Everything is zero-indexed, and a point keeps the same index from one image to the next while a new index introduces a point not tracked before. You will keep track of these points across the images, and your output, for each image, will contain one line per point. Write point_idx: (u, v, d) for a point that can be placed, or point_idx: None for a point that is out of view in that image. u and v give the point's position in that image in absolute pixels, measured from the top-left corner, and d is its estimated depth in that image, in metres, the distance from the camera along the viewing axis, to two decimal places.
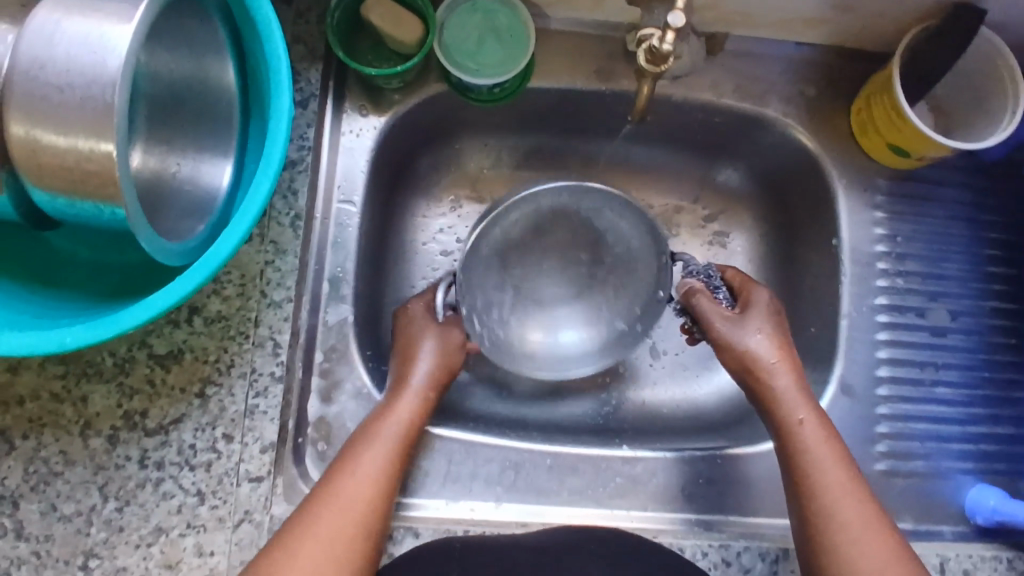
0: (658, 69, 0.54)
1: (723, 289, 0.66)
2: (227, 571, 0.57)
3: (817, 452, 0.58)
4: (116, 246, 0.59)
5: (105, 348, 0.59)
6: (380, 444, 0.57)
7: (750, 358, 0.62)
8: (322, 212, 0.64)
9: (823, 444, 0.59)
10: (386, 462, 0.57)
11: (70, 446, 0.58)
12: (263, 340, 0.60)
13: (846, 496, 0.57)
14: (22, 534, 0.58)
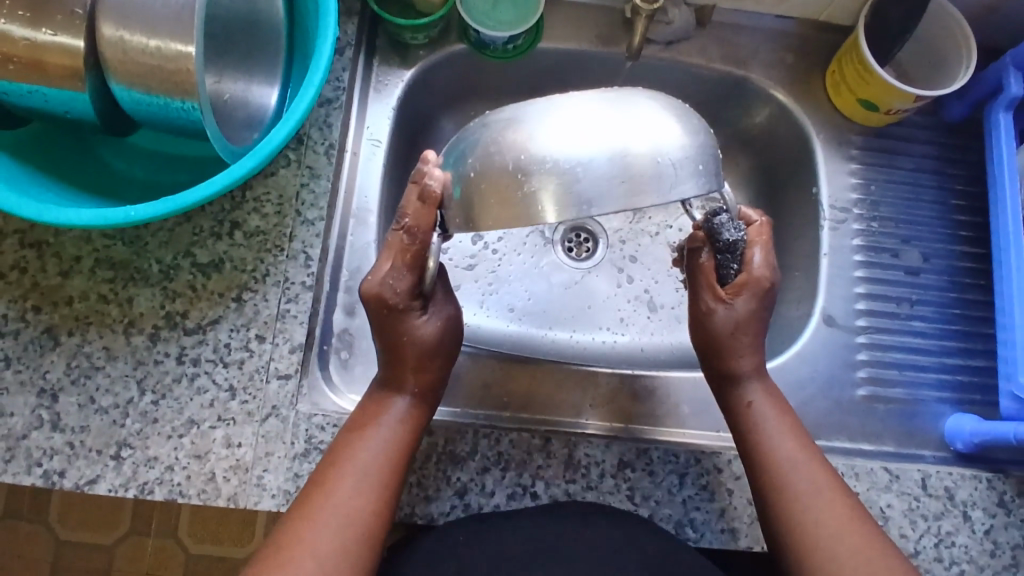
0: (652, 6, 0.67)
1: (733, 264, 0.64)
2: (253, 461, 0.61)
3: (770, 443, 0.61)
4: (169, 169, 0.66)
5: (153, 257, 0.64)
6: (366, 437, 0.59)
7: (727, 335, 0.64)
8: (353, 149, 0.71)
9: (773, 433, 0.62)
10: (371, 457, 0.58)
11: (113, 343, 0.63)
12: (296, 254, 0.66)
13: (805, 477, 0.59)
14: (58, 425, 0.61)
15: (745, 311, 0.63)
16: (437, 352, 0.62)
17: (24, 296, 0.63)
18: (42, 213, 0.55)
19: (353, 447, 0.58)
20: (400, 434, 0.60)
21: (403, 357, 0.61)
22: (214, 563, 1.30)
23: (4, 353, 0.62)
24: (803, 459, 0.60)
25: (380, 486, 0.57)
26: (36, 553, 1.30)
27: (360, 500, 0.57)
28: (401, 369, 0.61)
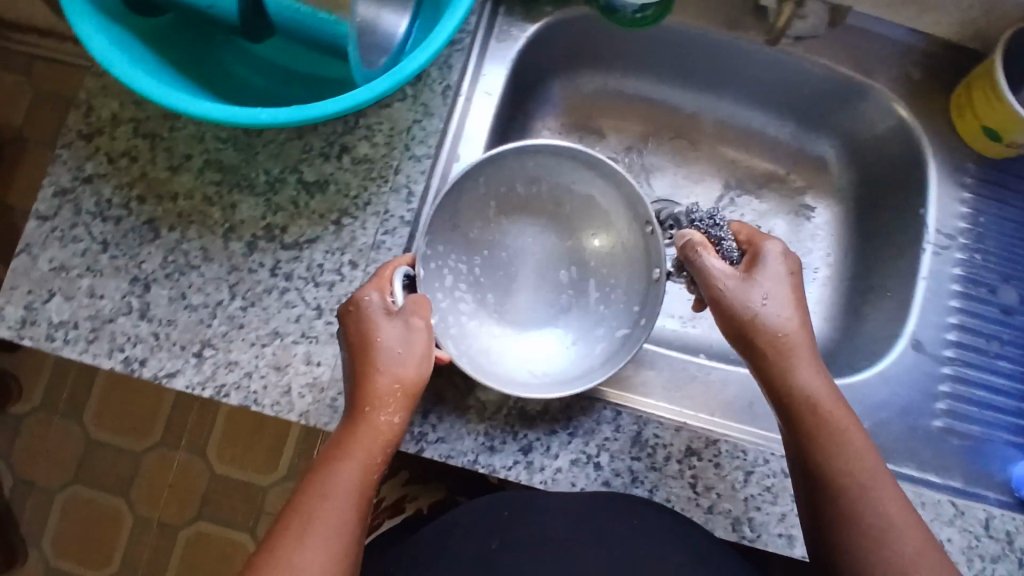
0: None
1: (728, 241, 0.66)
2: (329, 382, 0.62)
3: (846, 453, 0.57)
4: (290, 84, 0.66)
5: (261, 166, 0.65)
6: (343, 458, 0.55)
7: (759, 319, 0.60)
8: (467, 94, 0.70)
9: (848, 442, 0.58)
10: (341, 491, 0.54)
11: (210, 244, 0.63)
12: (400, 187, 0.65)
13: (884, 496, 0.56)
14: (146, 315, 0.62)
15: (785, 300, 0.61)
16: (405, 366, 0.57)
17: (131, 184, 0.64)
18: (177, 100, 0.54)
19: (323, 479, 0.55)
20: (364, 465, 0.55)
21: (374, 367, 0.57)
22: (236, 486, 1.33)
23: (104, 237, 0.63)
24: (875, 472, 0.57)
25: (349, 522, 0.54)
26: (66, 448, 1.33)
27: (330, 528, 0.53)
28: (369, 382, 0.57)
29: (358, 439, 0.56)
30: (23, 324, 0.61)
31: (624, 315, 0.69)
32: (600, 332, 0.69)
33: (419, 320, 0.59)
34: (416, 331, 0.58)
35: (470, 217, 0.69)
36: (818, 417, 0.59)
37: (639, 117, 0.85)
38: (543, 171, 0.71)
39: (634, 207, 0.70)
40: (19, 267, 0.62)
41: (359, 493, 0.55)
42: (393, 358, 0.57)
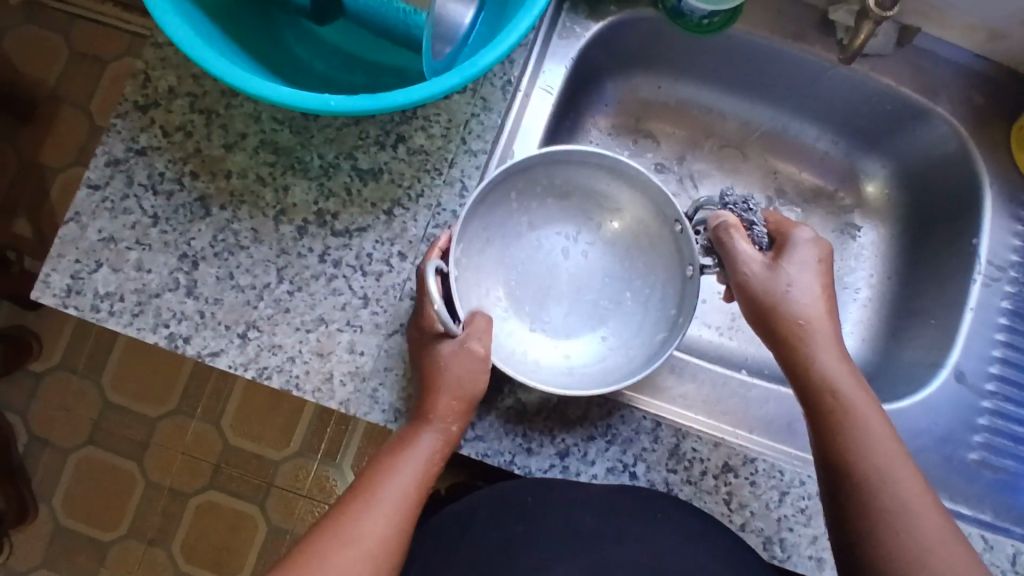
0: (883, 12, 0.65)
1: (758, 227, 0.66)
2: (371, 372, 0.62)
3: (861, 432, 0.57)
4: (349, 69, 0.66)
5: (316, 150, 0.64)
6: (394, 465, 0.58)
7: (781, 303, 0.61)
8: (525, 90, 0.69)
9: (864, 421, 0.58)
10: (388, 495, 0.57)
11: (261, 226, 0.63)
12: (453, 181, 0.65)
13: (899, 476, 0.56)
14: (192, 292, 0.62)
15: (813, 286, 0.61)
16: (471, 380, 0.59)
17: (184, 159, 0.63)
18: (245, 82, 0.52)
19: (382, 474, 0.58)
20: (425, 467, 0.58)
21: (438, 383, 0.58)
22: (248, 458, 1.33)
23: (155, 211, 0.62)
24: (892, 451, 0.57)
25: (404, 518, 0.57)
26: (82, 409, 1.34)
27: (386, 521, 0.56)
28: (433, 394, 0.58)
29: (420, 441, 0.58)
30: (69, 294, 0.61)
31: (663, 321, 0.68)
32: (637, 340, 0.68)
33: (480, 345, 0.60)
34: (477, 358, 0.60)
35: (503, 232, 0.69)
36: (835, 397, 0.59)
37: (690, 124, 0.84)
38: (573, 183, 0.71)
39: (662, 213, 0.68)
40: (68, 236, 0.62)
41: (418, 492, 0.58)
42: (460, 370, 0.59)
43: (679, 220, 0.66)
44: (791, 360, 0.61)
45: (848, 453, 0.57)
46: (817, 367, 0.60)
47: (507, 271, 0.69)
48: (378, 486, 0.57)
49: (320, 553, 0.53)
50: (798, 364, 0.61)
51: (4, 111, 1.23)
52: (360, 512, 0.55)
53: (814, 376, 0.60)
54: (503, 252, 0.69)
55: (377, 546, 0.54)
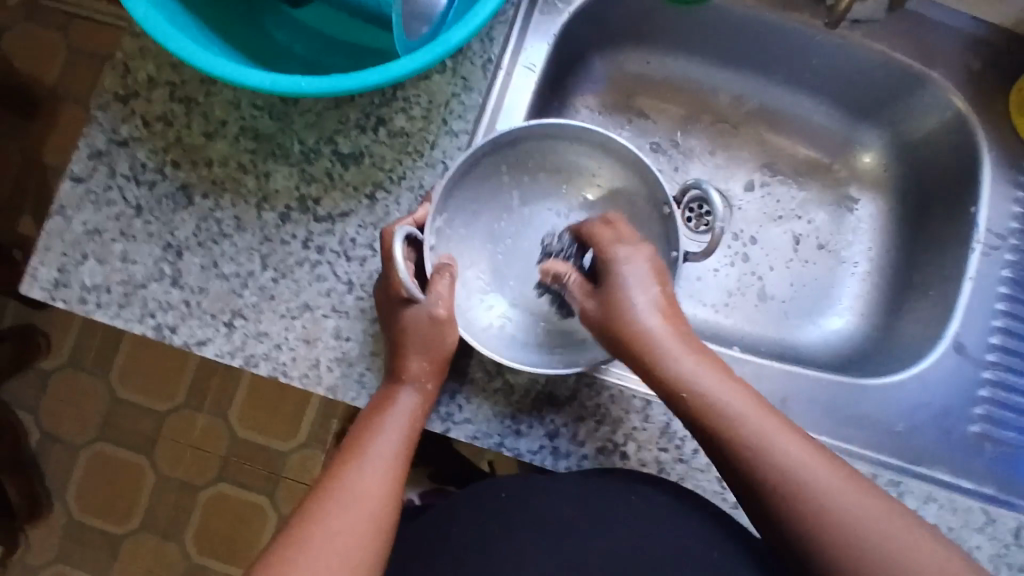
0: None
1: None
2: (358, 357, 0.62)
3: (783, 466, 0.54)
4: (326, 52, 0.65)
5: (296, 136, 0.64)
6: (376, 430, 0.58)
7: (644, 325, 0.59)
8: (507, 69, 0.68)
9: (784, 454, 0.54)
10: (377, 462, 0.57)
11: (244, 214, 0.63)
12: (435, 162, 0.64)
13: (845, 499, 0.52)
14: (178, 282, 0.62)
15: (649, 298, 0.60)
16: (438, 337, 0.59)
17: (166, 148, 0.63)
18: (217, 68, 0.52)
19: (367, 435, 0.58)
20: (409, 423, 0.58)
21: (407, 345, 0.58)
22: (255, 449, 1.34)
23: (138, 202, 0.62)
24: (829, 473, 0.54)
25: (396, 474, 0.57)
26: (91, 405, 1.35)
27: (379, 478, 0.56)
28: (404, 354, 0.58)
29: (399, 398, 0.58)
30: (56, 287, 0.61)
31: None
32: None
33: (443, 305, 0.59)
34: (439, 321, 0.59)
35: (490, 205, 0.69)
36: (746, 433, 0.55)
37: (681, 99, 0.83)
38: (564, 160, 0.70)
39: (652, 194, 0.67)
40: (53, 230, 0.62)
41: (405, 449, 0.58)
42: (427, 328, 0.58)
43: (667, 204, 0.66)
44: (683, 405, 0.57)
45: (776, 488, 0.53)
46: (720, 407, 0.56)
47: (495, 247, 0.69)
48: (366, 447, 0.57)
49: (321, 520, 0.53)
50: (699, 414, 0.56)
51: (5, 110, 1.24)
52: (353, 474, 0.56)
53: (720, 420, 0.56)
54: (489, 225, 0.69)
55: (375, 503, 0.55)
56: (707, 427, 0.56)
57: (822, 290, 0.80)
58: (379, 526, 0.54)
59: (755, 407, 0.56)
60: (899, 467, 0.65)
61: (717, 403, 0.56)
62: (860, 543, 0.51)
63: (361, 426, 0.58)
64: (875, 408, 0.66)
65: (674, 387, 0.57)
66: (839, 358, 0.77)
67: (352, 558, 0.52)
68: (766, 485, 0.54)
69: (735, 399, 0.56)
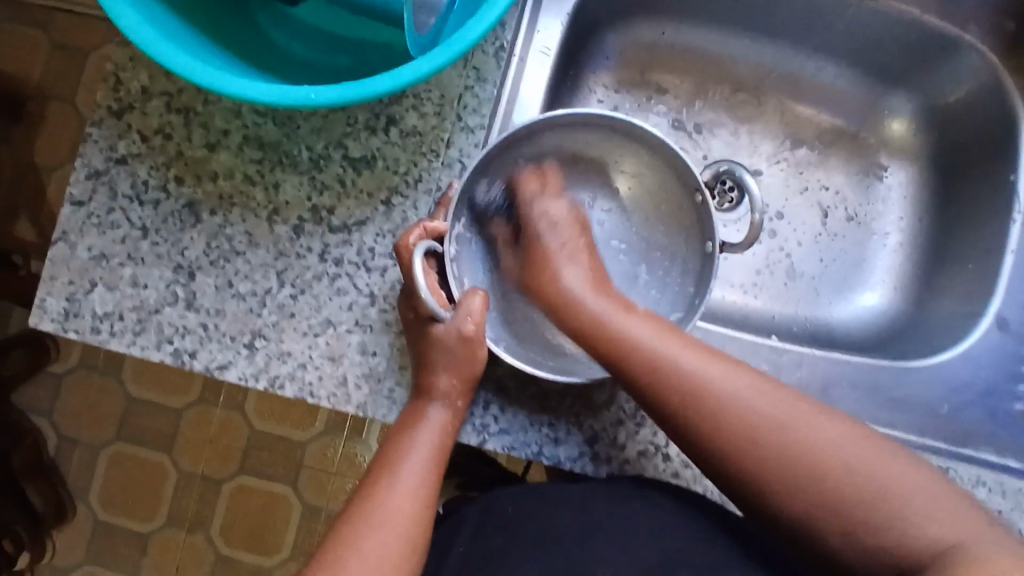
0: None
1: None
2: (386, 372, 0.59)
3: (728, 406, 0.53)
4: (330, 49, 0.61)
5: (303, 142, 0.60)
6: (408, 446, 0.56)
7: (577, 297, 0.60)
8: (521, 55, 0.64)
9: (724, 390, 0.53)
10: (410, 479, 0.55)
11: (255, 228, 0.59)
12: (452, 161, 0.61)
13: (799, 429, 0.51)
14: (192, 305, 0.59)
15: (570, 263, 0.63)
16: (467, 356, 0.57)
17: (167, 164, 0.60)
18: (221, 83, 0.49)
19: (396, 453, 0.56)
20: (438, 439, 0.57)
21: (434, 361, 0.56)
22: (275, 440, 1.33)
23: (143, 222, 0.59)
24: (777, 404, 0.53)
25: (428, 492, 0.55)
26: (107, 404, 1.34)
27: (411, 497, 0.55)
28: (433, 369, 0.56)
29: (428, 415, 0.57)
30: (67, 317, 0.59)
31: (680, 300, 0.65)
32: (651, 317, 0.66)
33: (472, 323, 0.57)
34: (468, 338, 0.56)
35: (511, 202, 0.67)
36: (673, 368, 0.54)
37: (699, 70, 0.79)
38: (587, 148, 0.66)
39: (682, 178, 0.63)
40: (58, 257, 0.59)
41: (437, 465, 0.57)
42: (455, 346, 0.56)
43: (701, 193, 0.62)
44: (610, 359, 0.56)
45: (731, 438, 0.52)
46: (646, 350, 0.55)
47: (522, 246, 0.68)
48: (396, 465, 0.56)
49: (355, 543, 0.52)
50: (626, 359, 0.55)
51: None
52: (385, 493, 0.54)
53: (647, 360, 0.54)
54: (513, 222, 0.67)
55: (408, 524, 0.53)
56: (637, 375, 0.55)
57: (855, 265, 0.78)
58: (413, 547, 0.53)
59: (688, 347, 0.55)
60: (945, 450, 0.64)
61: (647, 345, 0.55)
62: (835, 474, 0.50)
63: (391, 441, 0.57)
64: (918, 389, 0.65)
65: (601, 332, 0.57)
66: (875, 335, 0.74)
67: None
68: (711, 417, 0.53)
69: (660, 338, 0.55)
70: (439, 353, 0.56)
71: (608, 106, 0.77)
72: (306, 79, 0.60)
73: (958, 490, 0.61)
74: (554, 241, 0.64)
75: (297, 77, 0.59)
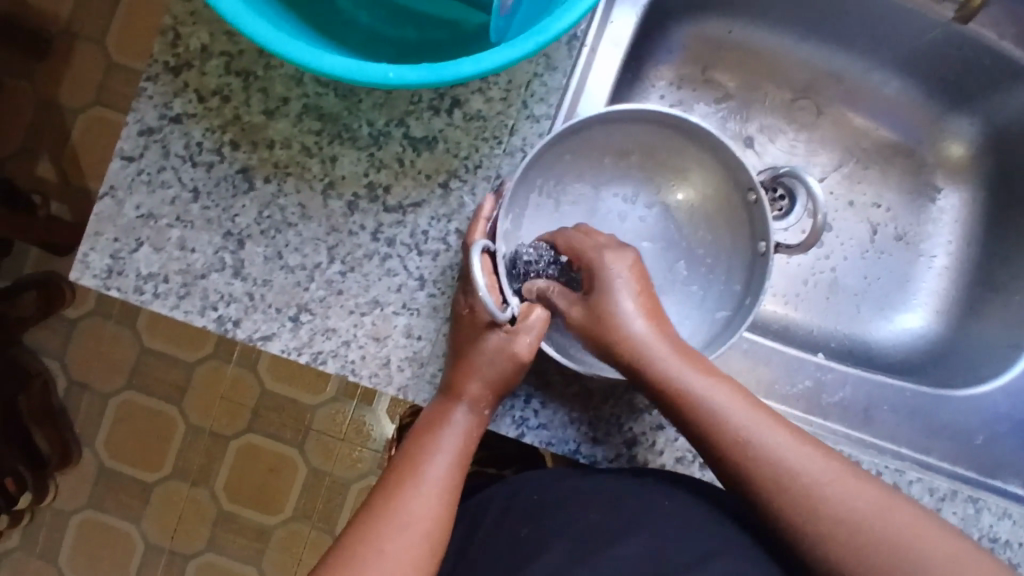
0: None
1: None
2: (430, 357, 0.59)
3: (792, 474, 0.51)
4: (395, 23, 0.60)
5: (364, 117, 0.59)
6: (433, 447, 0.55)
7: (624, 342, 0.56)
8: (592, 44, 0.63)
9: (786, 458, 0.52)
10: (434, 480, 0.54)
11: (309, 201, 0.58)
12: (514, 150, 0.60)
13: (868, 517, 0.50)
14: (240, 273, 0.58)
15: (625, 296, 0.57)
16: (506, 373, 0.56)
17: (223, 127, 0.58)
18: (291, 51, 0.47)
19: (420, 455, 0.55)
20: (462, 442, 0.56)
21: (472, 366, 0.55)
22: (287, 402, 1.27)
23: (195, 185, 0.58)
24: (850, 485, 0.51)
25: (451, 495, 0.54)
26: (112, 353, 1.27)
27: (434, 501, 0.53)
28: (466, 374, 0.56)
29: (454, 417, 0.56)
30: (110, 275, 0.58)
31: (727, 298, 0.64)
32: (694, 316, 0.65)
33: (526, 343, 0.56)
34: (509, 352, 0.55)
35: (557, 180, 0.64)
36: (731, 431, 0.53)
37: (761, 72, 0.77)
38: (639, 143, 0.65)
39: (737, 176, 0.62)
40: (104, 213, 0.58)
41: (460, 470, 0.56)
42: (495, 358, 0.55)
43: (755, 189, 0.60)
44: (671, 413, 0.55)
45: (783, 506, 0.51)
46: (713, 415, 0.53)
47: (568, 215, 0.66)
48: (420, 467, 0.54)
49: (376, 543, 0.51)
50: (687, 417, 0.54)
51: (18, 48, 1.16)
52: (407, 494, 0.53)
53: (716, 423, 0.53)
54: (557, 192, 0.65)
55: (426, 527, 0.52)
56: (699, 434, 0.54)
57: (897, 284, 0.77)
58: (433, 551, 0.52)
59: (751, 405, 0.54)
60: (975, 480, 0.65)
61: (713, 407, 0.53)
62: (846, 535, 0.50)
63: (416, 439, 0.56)
64: (953, 419, 0.65)
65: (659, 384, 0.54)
66: (914, 357, 0.74)
67: None
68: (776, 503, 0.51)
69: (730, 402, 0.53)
70: (479, 365, 0.55)
71: (666, 103, 0.76)
72: (369, 52, 0.58)
73: (985, 521, 0.61)
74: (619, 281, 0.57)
75: (361, 49, 0.58)
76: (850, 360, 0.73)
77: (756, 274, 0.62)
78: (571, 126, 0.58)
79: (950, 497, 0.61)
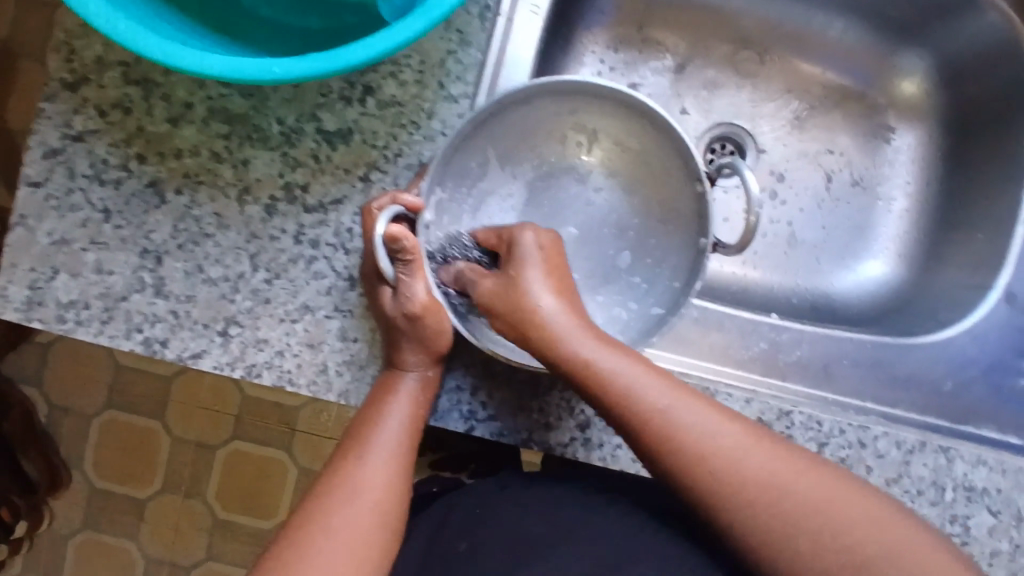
0: None
1: None
2: (368, 359, 0.57)
3: (754, 474, 0.48)
4: (295, 10, 0.57)
5: (272, 114, 0.56)
6: (382, 418, 0.53)
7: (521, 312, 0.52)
8: (508, 14, 0.59)
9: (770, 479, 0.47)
10: (385, 452, 0.52)
11: (224, 209, 0.56)
12: (435, 134, 0.57)
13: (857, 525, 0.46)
14: (161, 292, 0.56)
15: (546, 289, 0.53)
16: (430, 328, 0.54)
17: (127, 140, 0.56)
18: (165, 54, 0.44)
19: (369, 427, 0.53)
20: (414, 413, 0.54)
21: (402, 337, 0.54)
22: (267, 406, 1.25)
23: (105, 204, 0.56)
24: (826, 489, 0.48)
25: (404, 467, 0.53)
26: (87, 374, 1.25)
27: (385, 474, 0.52)
28: (399, 343, 0.54)
29: (401, 387, 0.54)
30: (30, 307, 0.55)
31: (667, 295, 0.61)
32: (632, 308, 0.62)
33: (421, 286, 0.54)
34: (420, 314, 0.53)
35: (498, 157, 0.61)
36: (666, 428, 0.49)
37: (704, 26, 0.74)
38: (580, 118, 0.61)
39: (685, 163, 0.59)
40: (15, 243, 0.55)
41: (412, 438, 0.54)
42: (413, 323, 0.53)
43: (700, 180, 0.58)
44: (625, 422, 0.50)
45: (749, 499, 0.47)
46: (661, 412, 0.49)
47: (513, 197, 0.63)
48: (369, 443, 0.52)
49: (324, 519, 0.49)
50: (642, 422, 0.49)
51: None
52: (356, 468, 0.51)
53: (706, 451, 0.48)
54: (499, 170, 0.62)
55: (379, 507, 0.50)
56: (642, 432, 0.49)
57: (857, 233, 0.74)
58: (388, 526, 0.51)
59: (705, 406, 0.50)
60: (945, 428, 0.63)
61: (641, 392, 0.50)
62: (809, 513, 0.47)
63: (365, 412, 0.54)
64: (916, 369, 0.63)
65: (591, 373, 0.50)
66: (878, 307, 0.72)
67: (361, 558, 0.49)
68: (710, 488, 0.48)
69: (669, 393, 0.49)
70: (407, 326, 0.54)
71: (605, 67, 0.73)
72: (269, 45, 0.56)
73: (958, 471, 0.59)
74: (542, 282, 0.53)
75: (261, 45, 0.55)
76: (816, 317, 0.71)
77: (700, 263, 0.59)
78: (501, 97, 0.55)
79: (919, 450, 0.59)
